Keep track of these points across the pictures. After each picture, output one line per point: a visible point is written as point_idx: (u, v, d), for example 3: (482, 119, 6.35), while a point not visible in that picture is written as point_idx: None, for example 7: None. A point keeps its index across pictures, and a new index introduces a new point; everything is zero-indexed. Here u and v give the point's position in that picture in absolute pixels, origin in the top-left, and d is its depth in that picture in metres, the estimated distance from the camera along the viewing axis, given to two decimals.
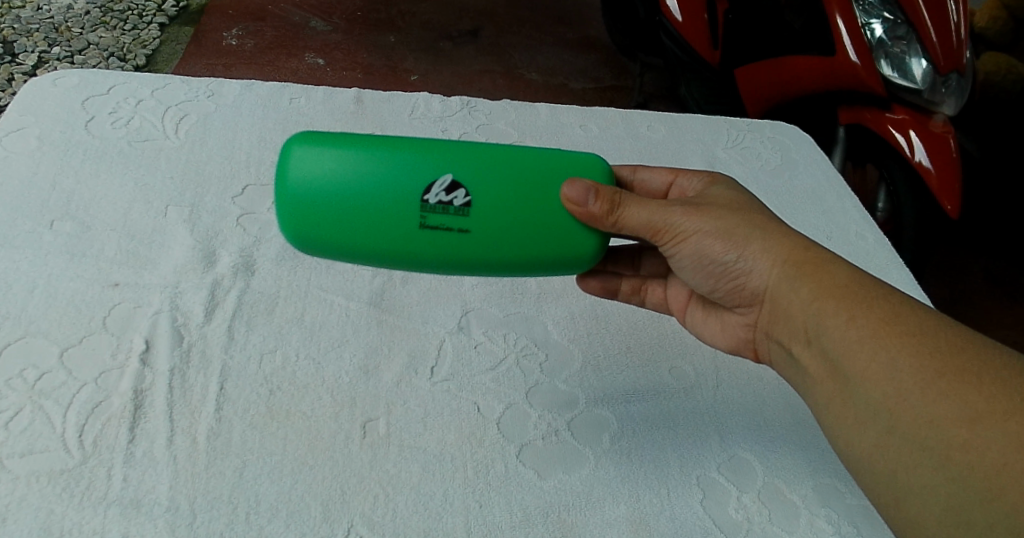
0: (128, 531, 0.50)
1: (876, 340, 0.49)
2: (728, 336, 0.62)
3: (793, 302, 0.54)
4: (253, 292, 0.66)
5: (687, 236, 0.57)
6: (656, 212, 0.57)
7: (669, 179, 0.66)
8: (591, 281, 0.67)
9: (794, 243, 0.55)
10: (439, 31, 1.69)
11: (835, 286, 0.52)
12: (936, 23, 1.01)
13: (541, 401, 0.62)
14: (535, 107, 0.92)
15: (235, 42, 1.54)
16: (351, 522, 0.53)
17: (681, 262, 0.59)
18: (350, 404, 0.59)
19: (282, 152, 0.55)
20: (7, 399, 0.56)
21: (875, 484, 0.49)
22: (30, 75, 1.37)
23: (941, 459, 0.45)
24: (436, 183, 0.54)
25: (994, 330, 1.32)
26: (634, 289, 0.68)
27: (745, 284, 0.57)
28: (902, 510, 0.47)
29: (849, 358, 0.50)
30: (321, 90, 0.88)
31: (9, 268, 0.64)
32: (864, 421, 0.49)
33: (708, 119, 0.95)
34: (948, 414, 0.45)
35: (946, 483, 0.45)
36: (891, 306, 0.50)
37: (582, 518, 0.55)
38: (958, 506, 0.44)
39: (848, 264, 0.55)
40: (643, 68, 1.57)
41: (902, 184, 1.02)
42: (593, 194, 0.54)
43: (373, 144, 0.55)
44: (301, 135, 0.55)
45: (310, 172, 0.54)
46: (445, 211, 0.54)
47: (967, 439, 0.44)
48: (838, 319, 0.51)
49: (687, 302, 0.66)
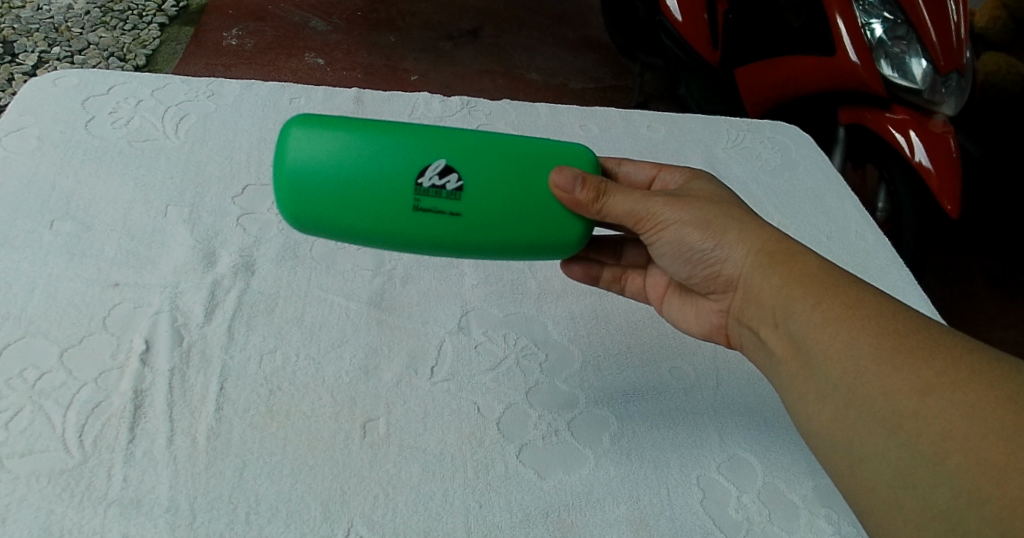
0: (128, 531, 0.50)
1: (839, 322, 0.50)
2: (702, 323, 0.63)
3: (764, 289, 0.55)
4: (253, 292, 0.66)
5: (666, 226, 0.58)
6: (640, 202, 0.58)
7: (653, 173, 0.66)
8: (575, 267, 0.68)
9: (769, 234, 0.56)
10: (439, 31, 1.69)
11: (803, 274, 0.53)
12: (936, 23, 1.01)
13: (541, 401, 0.62)
14: (535, 106, 0.92)
15: (235, 41, 1.54)
16: (351, 522, 0.53)
17: (661, 250, 0.60)
18: (349, 404, 0.59)
19: (281, 134, 0.55)
20: (6, 398, 0.56)
21: (831, 458, 0.49)
22: (30, 75, 1.37)
23: (893, 428, 0.46)
24: (430, 166, 0.54)
25: (994, 330, 1.32)
26: (615, 277, 0.68)
27: (721, 272, 0.58)
28: (855, 479, 0.47)
29: (813, 339, 0.51)
30: (322, 90, 0.88)
31: (9, 268, 0.64)
32: (823, 397, 0.50)
33: (708, 119, 0.95)
34: (901, 387, 0.46)
35: (896, 449, 0.45)
36: (854, 292, 0.51)
37: (582, 518, 0.55)
38: (906, 471, 0.45)
39: (820, 256, 0.55)
40: (643, 68, 1.57)
41: (903, 186, 1.02)
42: (580, 182, 0.55)
43: (369, 127, 0.55)
44: (299, 118, 0.55)
45: (305, 153, 0.54)
46: (438, 195, 0.54)
47: (917, 408, 0.45)
48: (805, 303, 0.52)
49: (665, 289, 0.66)
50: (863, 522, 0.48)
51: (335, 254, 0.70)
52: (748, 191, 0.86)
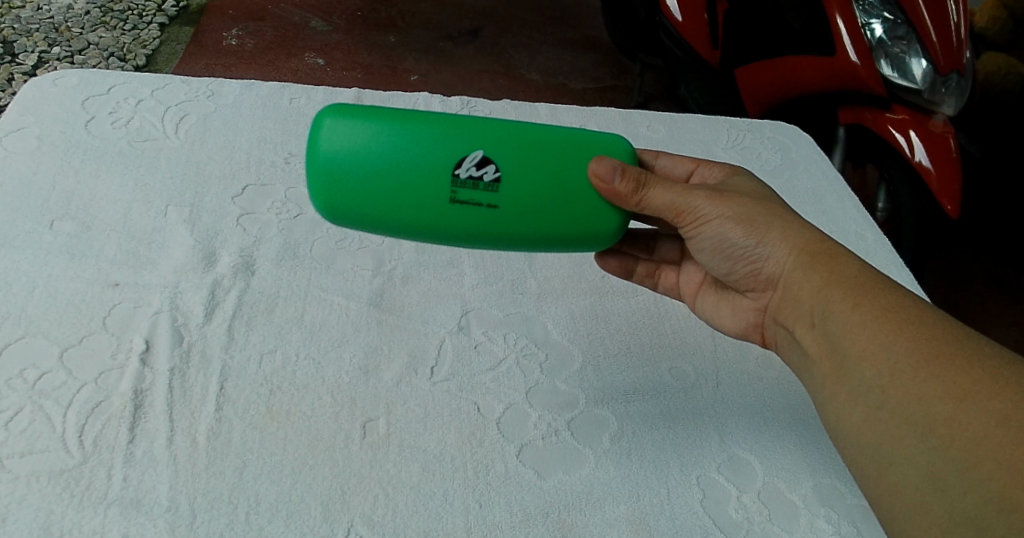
0: (128, 532, 0.50)
1: (877, 326, 0.50)
2: (738, 321, 0.63)
3: (804, 289, 0.55)
4: (253, 292, 0.66)
5: (707, 221, 0.58)
6: (680, 195, 0.58)
7: (691, 167, 0.66)
8: (611, 260, 0.68)
9: (812, 235, 0.57)
10: (439, 31, 1.69)
11: (844, 277, 0.53)
12: (936, 23, 1.01)
13: (541, 401, 0.62)
14: (536, 106, 0.92)
15: (235, 42, 1.54)
16: (351, 522, 0.53)
17: (702, 245, 0.60)
18: (350, 404, 0.59)
19: (313, 123, 0.55)
20: (7, 398, 0.56)
21: (860, 460, 0.50)
22: (30, 75, 1.37)
23: (924, 432, 0.46)
24: (468, 157, 0.54)
25: (993, 329, 1.32)
26: (649, 272, 0.69)
27: (762, 270, 0.58)
28: (882, 481, 0.48)
29: (850, 340, 0.51)
30: (322, 90, 0.88)
31: (9, 267, 0.63)
32: (856, 398, 0.50)
33: (709, 119, 0.95)
34: (936, 391, 0.46)
35: (925, 453, 0.46)
36: (894, 297, 0.52)
37: (582, 519, 0.55)
38: (934, 475, 0.45)
39: (861, 260, 0.56)
40: (643, 67, 1.57)
41: (903, 185, 1.02)
42: (619, 173, 0.55)
43: (401, 117, 0.54)
44: (331, 107, 0.55)
45: (338, 142, 0.53)
46: (476, 186, 0.54)
47: (951, 413, 0.45)
48: (845, 304, 0.52)
49: (700, 285, 0.67)
50: (881, 521, 0.49)
51: (335, 255, 0.70)
52: None
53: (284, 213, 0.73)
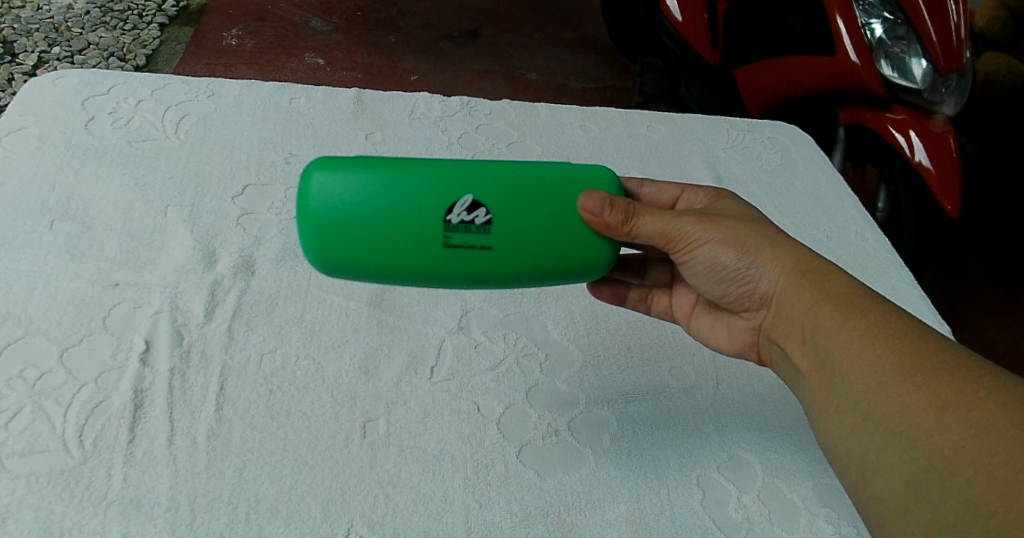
0: (128, 531, 0.50)
1: (863, 340, 0.51)
2: (734, 341, 0.63)
3: (794, 308, 0.55)
4: (253, 292, 0.66)
5: (699, 245, 0.58)
6: (668, 221, 0.58)
7: (677, 193, 0.66)
8: (605, 289, 0.67)
9: (801, 253, 0.57)
10: (439, 31, 1.69)
11: (832, 294, 0.54)
12: (936, 23, 1.02)
13: (541, 401, 0.62)
14: (535, 106, 0.92)
15: (235, 42, 1.54)
16: (351, 522, 0.53)
17: (695, 270, 0.60)
18: (350, 404, 0.59)
19: (302, 177, 0.55)
20: (6, 399, 0.56)
21: (847, 469, 0.50)
22: (30, 75, 1.37)
23: (907, 442, 0.46)
24: (458, 203, 0.54)
25: (993, 329, 1.33)
26: (640, 297, 0.68)
27: (754, 289, 0.58)
28: (868, 488, 0.48)
29: (837, 354, 0.51)
30: (321, 90, 0.88)
31: (9, 268, 0.63)
32: (843, 410, 0.50)
33: (708, 119, 0.95)
34: (920, 402, 0.47)
35: (908, 462, 0.46)
36: (881, 312, 0.52)
37: (582, 518, 0.56)
38: (916, 482, 0.45)
39: (851, 276, 0.56)
40: (643, 68, 1.57)
41: (903, 186, 1.02)
42: (608, 205, 0.55)
43: (388, 167, 0.54)
44: (318, 161, 0.55)
45: (326, 196, 0.53)
46: (467, 230, 0.54)
47: (933, 424, 0.46)
48: (833, 320, 0.52)
49: (693, 306, 0.66)
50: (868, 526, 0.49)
51: None
52: (748, 190, 0.86)
53: (284, 213, 0.73)
